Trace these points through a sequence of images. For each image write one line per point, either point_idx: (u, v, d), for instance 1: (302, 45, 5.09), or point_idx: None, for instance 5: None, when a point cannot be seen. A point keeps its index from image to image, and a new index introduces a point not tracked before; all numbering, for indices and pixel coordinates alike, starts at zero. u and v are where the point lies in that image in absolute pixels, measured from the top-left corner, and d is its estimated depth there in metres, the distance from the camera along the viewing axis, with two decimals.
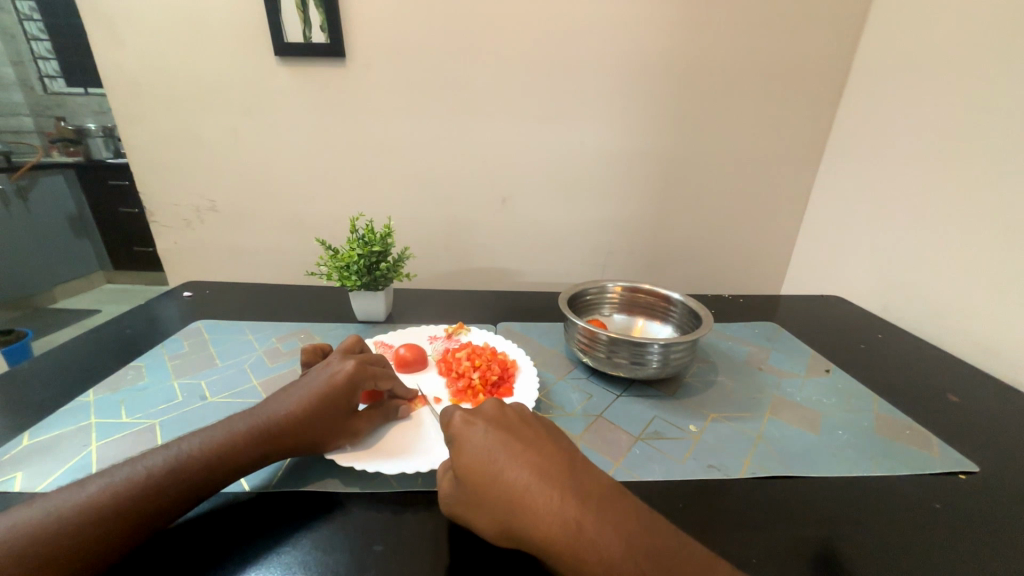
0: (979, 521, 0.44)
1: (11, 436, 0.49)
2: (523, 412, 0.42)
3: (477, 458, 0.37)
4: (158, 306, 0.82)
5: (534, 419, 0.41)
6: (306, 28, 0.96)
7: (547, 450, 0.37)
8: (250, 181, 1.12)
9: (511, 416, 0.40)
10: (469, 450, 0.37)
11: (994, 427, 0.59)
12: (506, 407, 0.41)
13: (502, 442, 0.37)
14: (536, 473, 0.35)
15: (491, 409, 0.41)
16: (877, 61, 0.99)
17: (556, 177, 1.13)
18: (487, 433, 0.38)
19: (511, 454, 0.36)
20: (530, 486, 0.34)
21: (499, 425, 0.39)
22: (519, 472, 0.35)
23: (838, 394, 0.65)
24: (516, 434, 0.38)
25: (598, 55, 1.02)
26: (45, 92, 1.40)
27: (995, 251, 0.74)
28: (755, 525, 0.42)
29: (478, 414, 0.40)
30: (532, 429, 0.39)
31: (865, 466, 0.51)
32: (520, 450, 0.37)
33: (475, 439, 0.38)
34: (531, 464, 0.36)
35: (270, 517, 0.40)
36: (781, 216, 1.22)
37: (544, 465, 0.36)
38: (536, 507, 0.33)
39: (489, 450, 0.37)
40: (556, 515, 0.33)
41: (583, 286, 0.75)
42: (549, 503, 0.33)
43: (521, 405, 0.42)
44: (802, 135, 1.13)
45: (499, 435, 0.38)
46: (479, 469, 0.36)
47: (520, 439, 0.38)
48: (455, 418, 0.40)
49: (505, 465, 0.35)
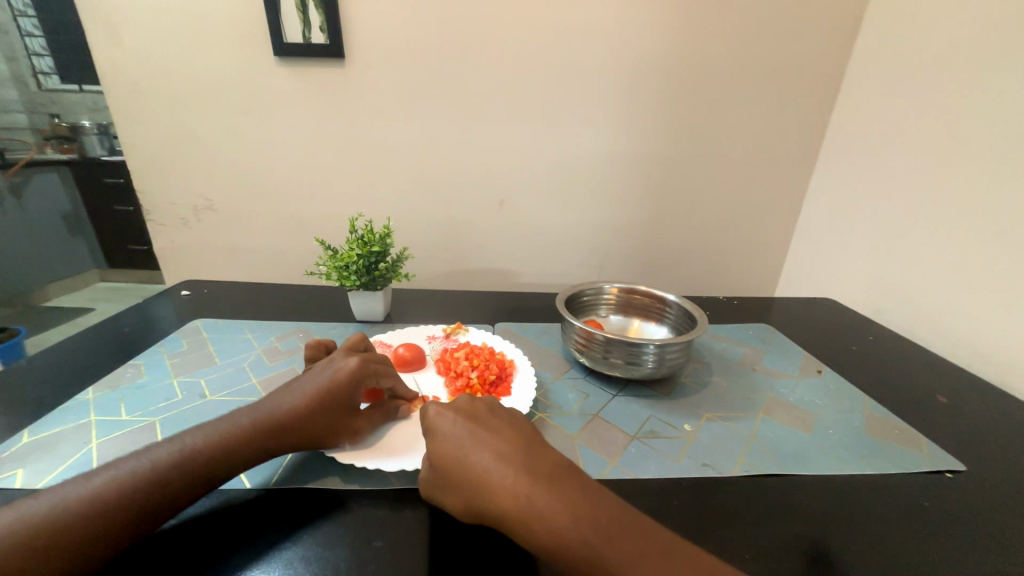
0: (965, 519, 0.45)
1: (11, 433, 0.49)
2: (496, 403, 0.43)
3: (443, 445, 0.38)
4: (156, 305, 0.82)
5: (505, 410, 0.42)
6: (307, 30, 0.97)
7: (510, 435, 0.38)
8: (249, 180, 1.12)
9: (480, 406, 0.42)
10: (435, 437, 0.39)
11: (982, 428, 0.61)
12: (476, 400, 0.43)
13: (467, 429, 0.39)
14: (495, 455, 0.36)
15: (462, 400, 0.42)
16: (871, 68, 1.01)
17: (554, 178, 1.14)
18: (455, 423, 0.39)
19: (474, 439, 0.38)
20: (490, 468, 0.35)
21: (468, 415, 0.40)
22: (480, 455, 0.36)
23: (830, 395, 0.66)
24: (481, 421, 0.40)
25: (597, 60, 1.03)
26: (38, 88, 1.39)
27: (985, 256, 0.75)
28: (747, 523, 0.43)
29: (447, 404, 0.42)
30: (499, 417, 0.41)
31: (856, 466, 0.52)
32: (484, 435, 0.38)
33: (441, 426, 0.40)
34: (492, 447, 0.37)
35: (270, 514, 0.40)
36: (776, 219, 1.23)
37: (504, 448, 0.37)
38: (494, 487, 0.34)
39: (454, 436, 0.38)
40: (512, 494, 0.34)
41: (580, 287, 0.76)
42: (505, 483, 0.34)
43: (493, 396, 0.43)
44: (797, 139, 1.15)
45: (465, 422, 0.39)
46: (447, 457, 0.37)
47: (484, 426, 0.39)
48: (426, 409, 0.41)
49: (467, 450, 0.37)
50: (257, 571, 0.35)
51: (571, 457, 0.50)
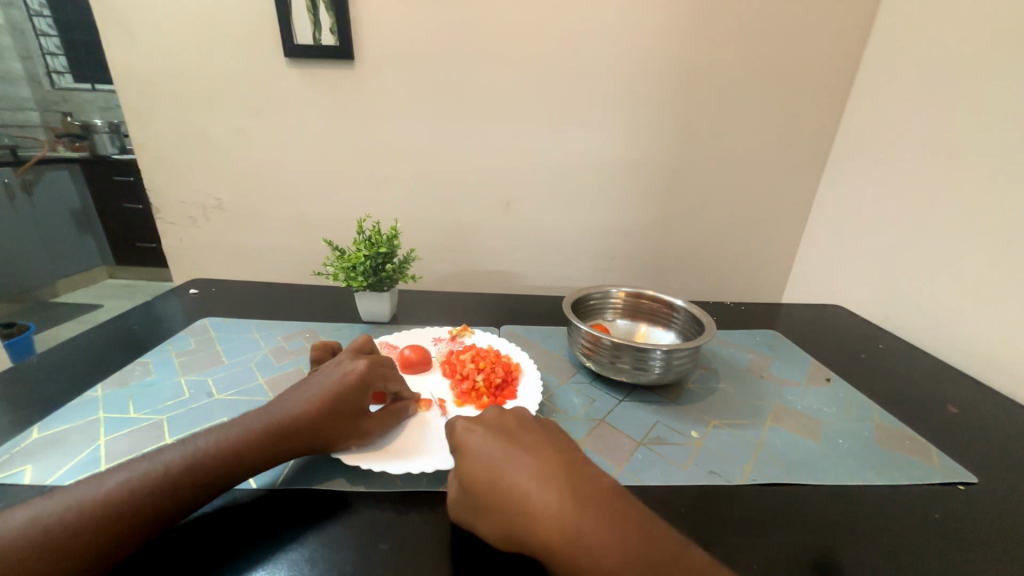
0: (978, 532, 0.44)
1: (21, 429, 0.49)
2: (524, 417, 0.43)
3: (476, 462, 0.38)
4: (164, 303, 0.83)
5: (534, 424, 0.43)
6: (317, 31, 0.97)
7: (545, 452, 0.38)
8: (257, 179, 1.13)
9: (512, 423, 0.42)
10: (469, 456, 0.39)
11: (994, 439, 0.60)
12: (506, 414, 0.43)
13: (502, 446, 0.39)
14: (532, 474, 0.36)
15: (493, 416, 0.43)
16: (881, 74, 1.00)
17: (560, 181, 1.14)
18: (487, 439, 0.40)
19: (509, 457, 0.38)
20: (527, 486, 0.35)
21: (498, 431, 0.41)
22: (516, 473, 0.36)
23: (839, 403, 0.65)
24: (514, 439, 0.40)
25: (604, 63, 1.03)
26: (52, 88, 1.46)
27: (996, 264, 0.74)
28: (757, 532, 0.42)
29: (479, 422, 0.42)
30: (531, 435, 0.41)
31: (866, 476, 0.51)
32: (518, 453, 0.38)
33: (475, 444, 0.39)
34: (529, 466, 0.37)
35: (277, 515, 0.40)
36: (784, 225, 1.23)
37: (540, 466, 0.37)
38: (532, 506, 0.34)
39: (489, 454, 0.38)
40: (550, 513, 0.33)
41: (587, 291, 0.75)
42: (544, 502, 0.34)
43: (523, 414, 0.44)
44: (805, 144, 1.14)
45: (499, 440, 0.39)
46: (480, 474, 0.37)
47: (518, 444, 0.39)
48: (458, 426, 0.42)
49: (503, 468, 0.37)
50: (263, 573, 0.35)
51: None
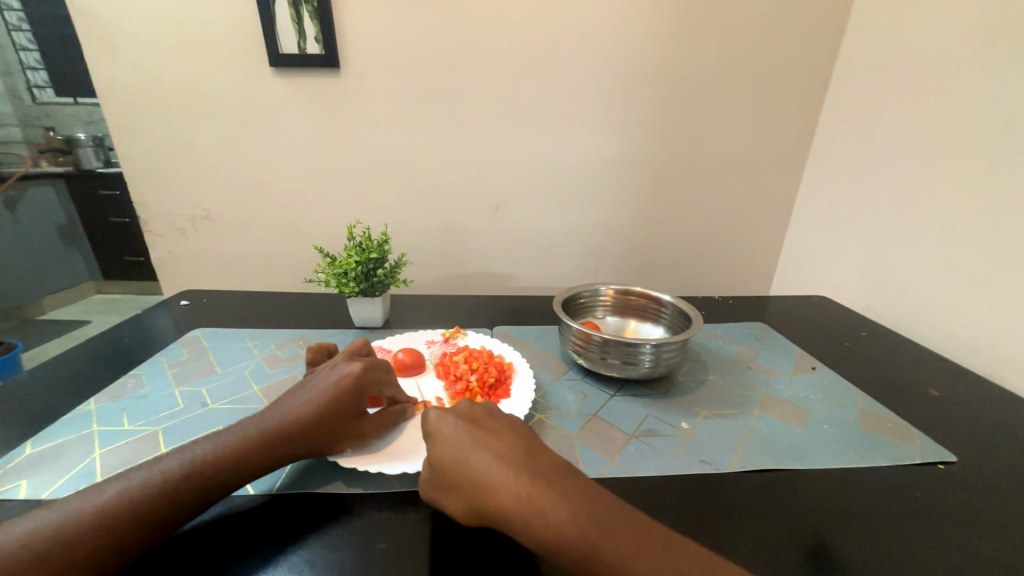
0: (957, 509, 0.46)
1: (14, 445, 0.49)
2: (494, 408, 0.44)
3: (443, 447, 0.39)
4: (155, 316, 0.82)
5: (503, 414, 0.43)
6: (302, 40, 0.98)
7: (510, 437, 0.39)
8: (246, 189, 1.12)
9: (480, 412, 0.42)
10: (436, 441, 0.40)
11: (974, 419, 0.62)
12: (476, 404, 0.44)
13: (469, 432, 0.39)
14: (495, 455, 0.37)
15: (463, 406, 0.43)
16: (858, 69, 1.03)
17: (549, 182, 1.16)
18: (454, 425, 0.40)
19: (474, 441, 0.38)
20: (489, 467, 0.36)
21: (468, 419, 0.41)
22: (479, 455, 0.37)
23: (824, 390, 0.67)
24: (481, 426, 0.40)
25: (589, 66, 1.05)
26: (33, 102, 1.44)
27: (973, 250, 0.77)
28: (745, 516, 0.44)
29: (449, 409, 0.43)
30: (498, 421, 0.42)
31: (849, 459, 0.53)
32: (484, 438, 0.39)
33: (443, 429, 0.41)
34: (493, 449, 0.37)
35: (275, 520, 0.41)
36: (769, 218, 1.25)
37: (504, 449, 0.38)
38: (493, 486, 0.35)
39: (456, 439, 0.39)
40: (510, 490, 0.34)
41: (577, 289, 0.77)
42: (505, 481, 0.35)
43: (493, 404, 0.44)
44: (786, 139, 1.16)
45: (466, 425, 0.40)
46: (446, 457, 0.38)
47: (485, 429, 0.40)
48: (427, 414, 0.43)
49: (467, 450, 0.38)
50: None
51: (570, 456, 0.51)
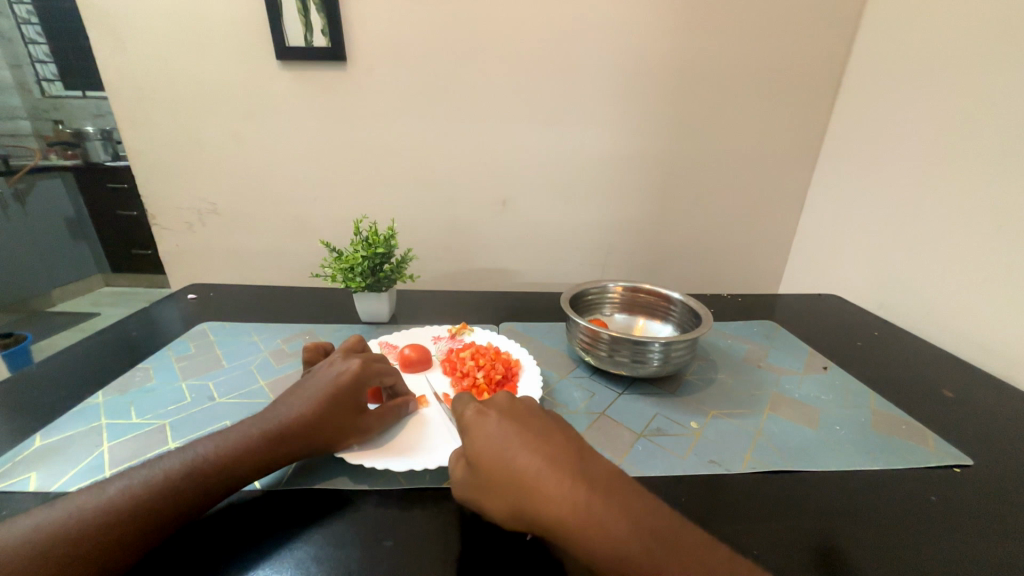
0: (974, 513, 0.45)
1: (24, 437, 0.49)
2: (533, 404, 0.42)
3: (487, 445, 0.37)
4: (163, 309, 0.83)
5: (543, 410, 0.42)
6: (308, 32, 0.97)
7: (557, 438, 0.38)
8: (252, 183, 1.12)
9: (521, 408, 0.41)
10: (482, 439, 0.38)
11: (988, 421, 0.60)
12: (515, 399, 0.42)
13: (514, 430, 0.38)
14: (547, 459, 0.35)
15: (503, 401, 0.41)
16: (873, 61, 1.01)
17: (556, 177, 1.14)
18: (499, 423, 0.39)
19: (522, 441, 0.37)
20: (539, 470, 0.35)
21: (510, 415, 0.40)
22: (529, 459, 0.35)
23: (837, 391, 0.66)
24: (526, 424, 0.39)
25: (597, 60, 1.03)
26: (42, 95, 1.43)
27: (988, 249, 0.75)
28: (757, 518, 0.43)
29: (490, 405, 0.41)
30: (542, 419, 0.40)
31: (863, 461, 0.52)
32: (530, 437, 0.37)
33: (487, 428, 0.39)
34: (542, 451, 0.36)
35: (281, 515, 0.41)
36: (779, 215, 1.23)
37: (553, 451, 0.36)
38: (544, 491, 0.34)
39: (502, 439, 0.37)
40: (565, 499, 0.33)
41: (585, 286, 0.76)
42: (558, 487, 0.33)
43: (532, 400, 0.43)
44: (798, 134, 1.14)
45: (511, 425, 0.39)
46: (491, 456, 0.37)
47: (531, 428, 0.38)
48: (469, 410, 0.41)
49: (516, 453, 0.36)
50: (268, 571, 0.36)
51: None
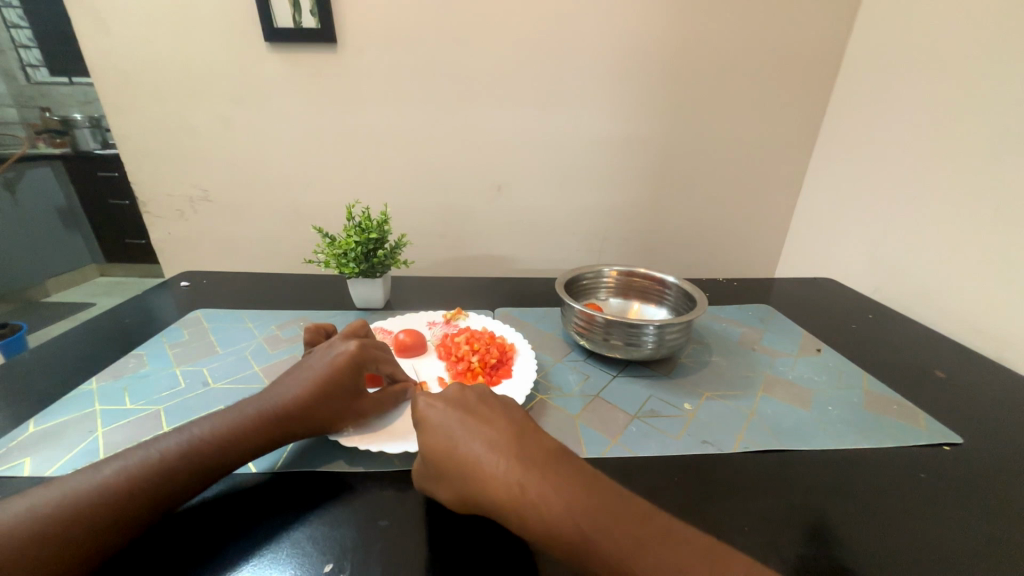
0: (960, 489, 0.46)
1: (17, 424, 0.49)
2: (483, 388, 0.43)
3: (432, 434, 0.39)
4: (156, 297, 0.82)
5: (493, 395, 0.43)
6: (297, 13, 0.95)
7: (500, 423, 0.39)
8: (243, 170, 1.11)
9: (471, 398, 0.41)
10: (425, 429, 0.39)
11: (979, 402, 0.61)
12: (465, 386, 0.43)
13: (458, 417, 0.39)
14: (487, 444, 0.36)
15: (453, 391, 0.42)
16: (872, 41, 0.99)
17: (551, 161, 1.13)
18: (443, 412, 0.40)
19: (464, 429, 0.38)
20: (480, 455, 0.36)
21: (457, 404, 0.41)
22: (470, 445, 0.37)
23: (829, 372, 0.66)
24: (471, 411, 0.40)
25: (592, 42, 1.01)
26: (27, 82, 1.41)
27: (980, 232, 0.75)
28: (747, 496, 0.44)
29: (438, 395, 0.42)
30: (489, 405, 0.41)
31: (854, 439, 0.53)
32: (474, 424, 0.38)
33: (431, 418, 0.40)
34: (484, 437, 0.37)
35: (275, 495, 0.41)
36: (777, 199, 1.23)
37: (494, 436, 0.37)
38: (485, 475, 0.35)
39: (446, 427, 0.39)
40: (503, 481, 0.34)
41: (580, 270, 0.75)
42: (496, 470, 0.35)
43: (483, 384, 0.44)
44: (797, 117, 1.13)
45: (454, 412, 0.40)
46: (436, 444, 0.38)
47: (475, 415, 0.39)
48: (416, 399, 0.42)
49: (457, 440, 0.37)
50: (251, 546, 0.36)
51: (572, 436, 0.51)
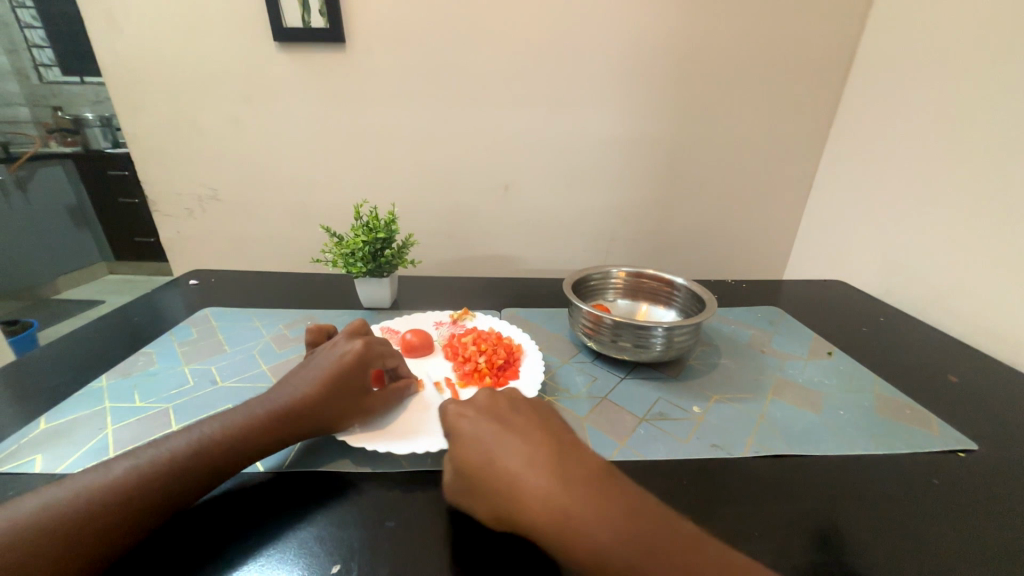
0: (977, 497, 0.45)
1: (28, 421, 0.50)
2: (515, 400, 0.43)
3: (468, 446, 0.38)
4: (165, 295, 0.82)
5: (527, 407, 0.42)
6: (305, 13, 0.95)
7: (537, 437, 0.38)
8: (250, 169, 1.11)
9: (502, 406, 0.41)
10: (461, 441, 0.39)
11: (994, 407, 0.60)
12: (498, 398, 0.42)
13: (493, 430, 0.38)
14: (524, 459, 0.35)
15: (484, 399, 0.42)
16: (883, 40, 0.98)
17: (558, 161, 1.13)
18: (478, 424, 0.39)
19: (501, 441, 0.37)
20: (517, 469, 0.35)
21: (490, 415, 0.40)
22: (507, 458, 0.36)
23: (840, 375, 0.65)
24: (507, 423, 0.39)
25: (599, 41, 1.00)
26: (40, 81, 1.44)
27: (994, 235, 0.74)
28: (757, 502, 0.43)
29: (471, 406, 0.42)
30: (524, 418, 0.40)
31: (866, 445, 0.52)
32: (510, 436, 0.38)
33: (466, 430, 0.39)
34: (521, 450, 0.36)
35: (284, 496, 0.41)
36: (786, 200, 1.21)
37: (532, 450, 0.36)
38: (523, 491, 0.34)
39: (482, 439, 0.38)
40: (542, 498, 0.33)
41: (588, 271, 0.75)
42: (535, 487, 0.34)
43: (515, 396, 0.43)
44: (807, 117, 1.12)
45: (490, 425, 0.39)
46: (471, 457, 0.37)
47: (510, 428, 0.39)
48: (449, 410, 0.42)
49: (494, 453, 0.36)
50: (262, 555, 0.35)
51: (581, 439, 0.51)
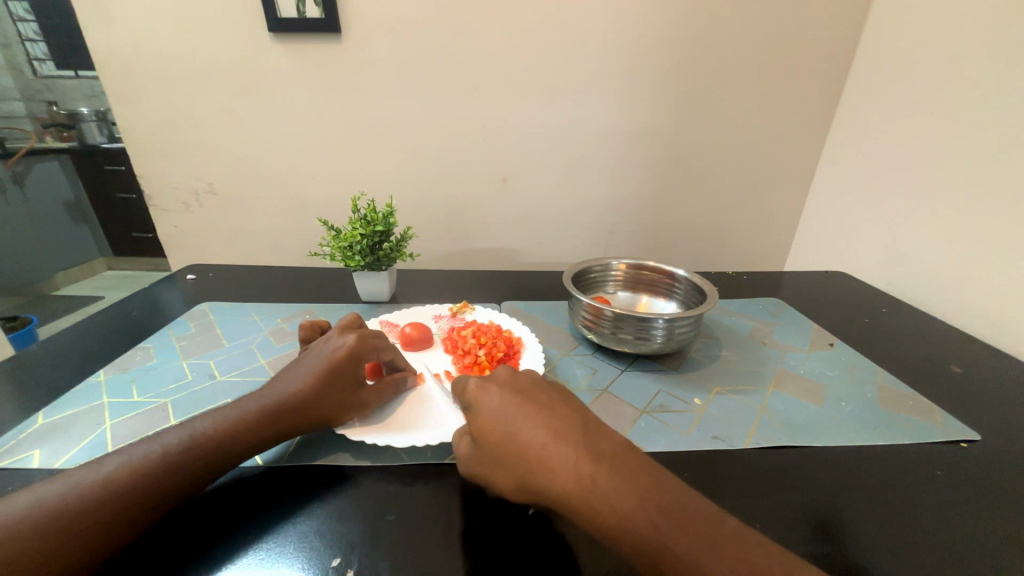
0: (978, 487, 0.45)
1: (26, 416, 0.49)
2: (536, 375, 0.41)
3: (492, 420, 0.37)
4: (162, 290, 0.82)
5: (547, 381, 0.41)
6: (300, 3, 0.94)
7: (562, 411, 0.37)
8: (247, 162, 1.10)
9: (524, 381, 0.40)
10: (486, 414, 0.38)
11: (995, 398, 0.60)
12: (519, 372, 0.41)
13: (517, 404, 0.37)
14: (551, 432, 0.35)
15: (505, 373, 0.41)
16: (888, 27, 0.96)
17: (557, 153, 1.12)
18: (501, 397, 0.38)
19: (526, 416, 0.36)
20: (544, 443, 0.35)
21: (513, 389, 0.39)
22: (533, 431, 0.35)
23: (842, 367, 0.65)
24: (530, 396, 0.38)
25: (598, 30, 0.99)
26: (35, 76, 1.41)
27: (997, 225, 0.73)
28: (758, 493, 0.43)
29: (492, 379, 0.40)
30: (547, 393, 0.39)
31: (868, 436, 0.51)
32: (534, 411, 0.37)
33: (490, 403, 0.38)
34: (547, 423, 0.36)
35: (283, 489, 0.41)
36: (787, 191, 1.20)
37: (558, 424, 0.36)
38: (550, 463, 0.34)
39: (506, 413, 0.37)
40: (569, 471, 0.33)
41: (588, 263, 0.74)
42: (563, 460, 0.33)
43: (535, 371, 0.42)
44: (810, 106, 1.10)
45: (514, 399, 0.38)
46: (496, 430, 0.37)
47: (534, 402, 0.38)
48: (471, 384, 0.41)
49: (519, 426, 0.36)
50: (273, 542, 0.36)
51: None
